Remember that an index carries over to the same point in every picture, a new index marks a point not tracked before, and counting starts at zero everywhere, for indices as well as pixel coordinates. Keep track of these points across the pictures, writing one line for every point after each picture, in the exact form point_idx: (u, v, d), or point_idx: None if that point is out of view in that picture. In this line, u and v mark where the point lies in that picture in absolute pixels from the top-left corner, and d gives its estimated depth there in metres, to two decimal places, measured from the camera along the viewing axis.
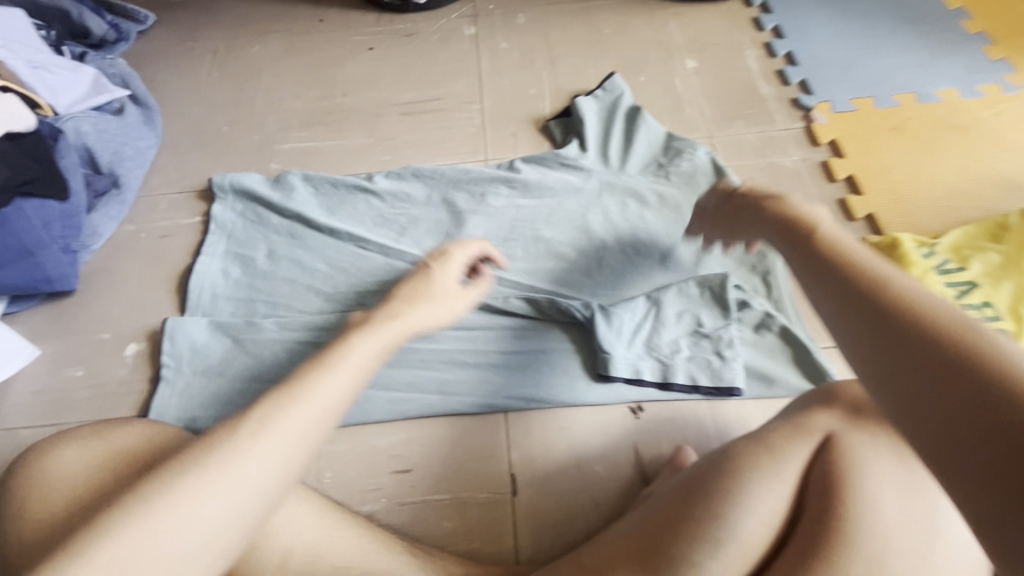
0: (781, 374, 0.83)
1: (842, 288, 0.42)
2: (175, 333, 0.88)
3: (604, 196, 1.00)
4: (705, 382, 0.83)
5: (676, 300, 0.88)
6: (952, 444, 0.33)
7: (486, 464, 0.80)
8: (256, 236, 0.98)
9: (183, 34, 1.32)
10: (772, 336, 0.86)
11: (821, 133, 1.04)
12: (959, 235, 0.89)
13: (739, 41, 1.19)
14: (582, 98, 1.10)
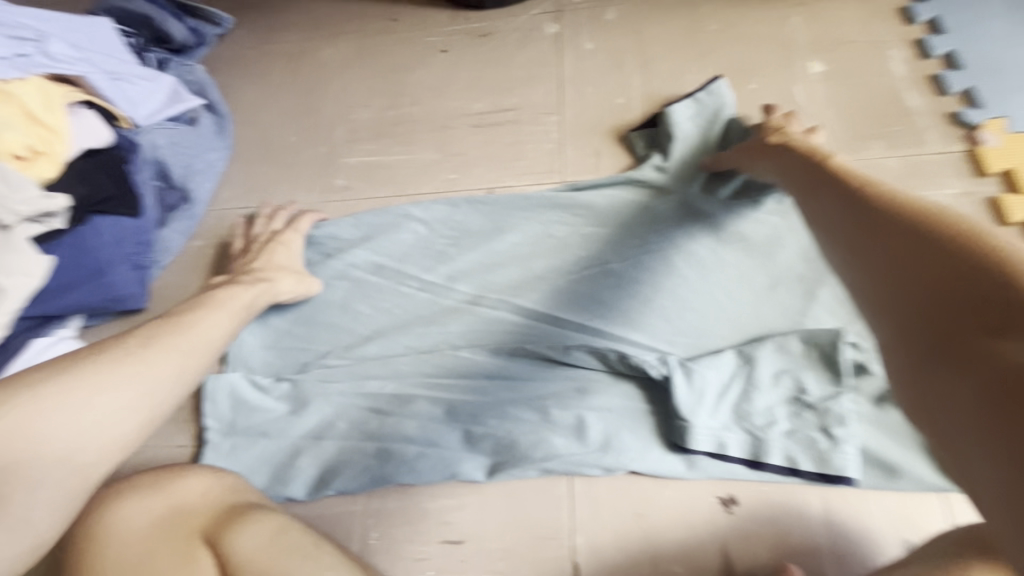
0: (908, 463, 0.66)
1: (898, 233, 0.50)
2: (215, 391, 0.83)
3: (684, 233, 0.84)
4: (807, 466, 0.67)
5: (773, 357, 0.72)
6: (970, 380, 0.40)
7: (545, 545, 0.70)
8: None
9: (259, 36, 1.29)
10: (898, 413, 0.69)
11: (991, 160, 0.83)
12: None
13: (882, 39, 0.97)
14: (677, 104, 0.93)
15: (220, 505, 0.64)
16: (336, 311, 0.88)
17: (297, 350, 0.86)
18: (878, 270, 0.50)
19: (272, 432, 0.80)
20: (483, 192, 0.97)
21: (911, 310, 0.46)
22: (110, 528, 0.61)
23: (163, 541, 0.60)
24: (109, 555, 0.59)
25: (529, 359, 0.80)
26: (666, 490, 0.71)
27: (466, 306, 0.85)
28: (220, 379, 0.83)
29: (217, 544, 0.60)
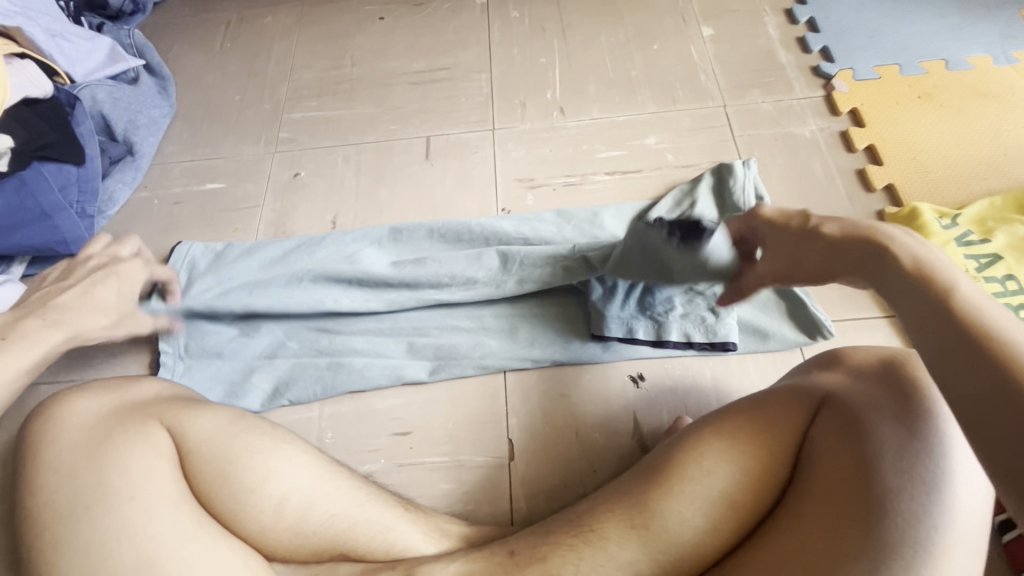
0: (775, 327, 0.81)
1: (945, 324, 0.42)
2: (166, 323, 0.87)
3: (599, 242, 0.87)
4: (698, 338, 0.81)
5: None
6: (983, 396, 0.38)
7: (484, 429, 0.80)
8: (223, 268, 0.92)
9: (198, 6, 1.33)
10: (765, 291, 0.84)
11: (842, 101, 1.00)
12: (984, 207, 0.84)
13: (759, 8, 1.15)
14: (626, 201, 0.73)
15: (176, 399, 0.69)
16: (275, 257, 0.93)
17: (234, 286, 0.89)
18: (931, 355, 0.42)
19: (226, 352, 0.85)
20: (421, 140, 1.07)
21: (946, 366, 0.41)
22: (62, 420, 0.63)
23: (116, 427, 0.63)
24: (62, 443, 0.62)
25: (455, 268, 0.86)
26: (586, 374, 0.82)
27: (391, 239, 0.93)
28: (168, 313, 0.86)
29: (173, 427, 0.65)
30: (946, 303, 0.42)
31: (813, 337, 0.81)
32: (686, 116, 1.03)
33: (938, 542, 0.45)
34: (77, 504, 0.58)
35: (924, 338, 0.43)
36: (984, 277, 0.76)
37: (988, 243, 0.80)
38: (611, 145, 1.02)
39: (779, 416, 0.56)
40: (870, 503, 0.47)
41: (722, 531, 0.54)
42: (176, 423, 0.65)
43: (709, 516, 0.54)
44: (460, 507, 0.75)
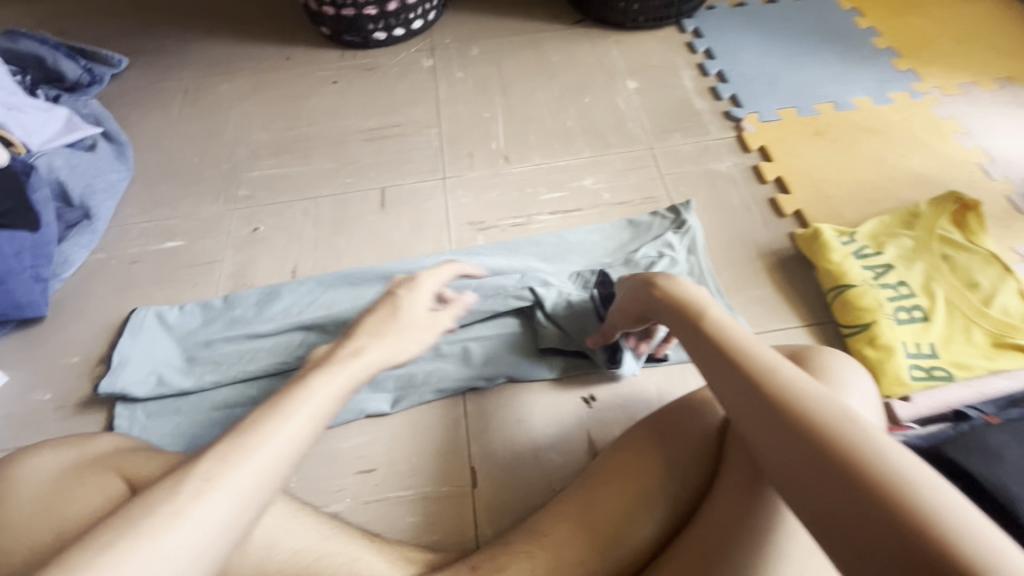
0: None
1: (787, 444, 0.43)
2: (117, 388, 0.86)
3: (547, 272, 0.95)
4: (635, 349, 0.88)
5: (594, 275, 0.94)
6: (862, 534, 0.37)
7: (447, 459, 0.83)
8: (190, 325, 0.95)
9: (155, 75, 1.38)
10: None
11: (751, 140, 1.14)
12: (877, 224, 0.96)
13: (675, 63, 1.30)
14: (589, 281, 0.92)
15: (127, 449, 0.66)
16: (240, 311, 0.97)
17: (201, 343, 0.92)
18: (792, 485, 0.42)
19: (185, 409, 0.87)
20: (376, 191, 1.13)
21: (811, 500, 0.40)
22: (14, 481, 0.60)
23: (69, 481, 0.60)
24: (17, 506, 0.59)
25: None
26: (542, 397, 0.88)
27: (347, 281, 0.98)
28: (121, 377, 0.87)
29: (128, 475, 0.61)
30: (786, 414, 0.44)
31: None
32: (618, 159, 1.14)
33: None
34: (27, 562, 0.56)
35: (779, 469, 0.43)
36: (880, 284, 0.87)
37: (881, 255, 0.91)
38: (553, 187, 1.11)
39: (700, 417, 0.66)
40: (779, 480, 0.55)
41: (656, 522, 0.60)
42: (133, 470, 0.61)
43: (641, 507, 0.61)
44: (427, 538, 0.77)
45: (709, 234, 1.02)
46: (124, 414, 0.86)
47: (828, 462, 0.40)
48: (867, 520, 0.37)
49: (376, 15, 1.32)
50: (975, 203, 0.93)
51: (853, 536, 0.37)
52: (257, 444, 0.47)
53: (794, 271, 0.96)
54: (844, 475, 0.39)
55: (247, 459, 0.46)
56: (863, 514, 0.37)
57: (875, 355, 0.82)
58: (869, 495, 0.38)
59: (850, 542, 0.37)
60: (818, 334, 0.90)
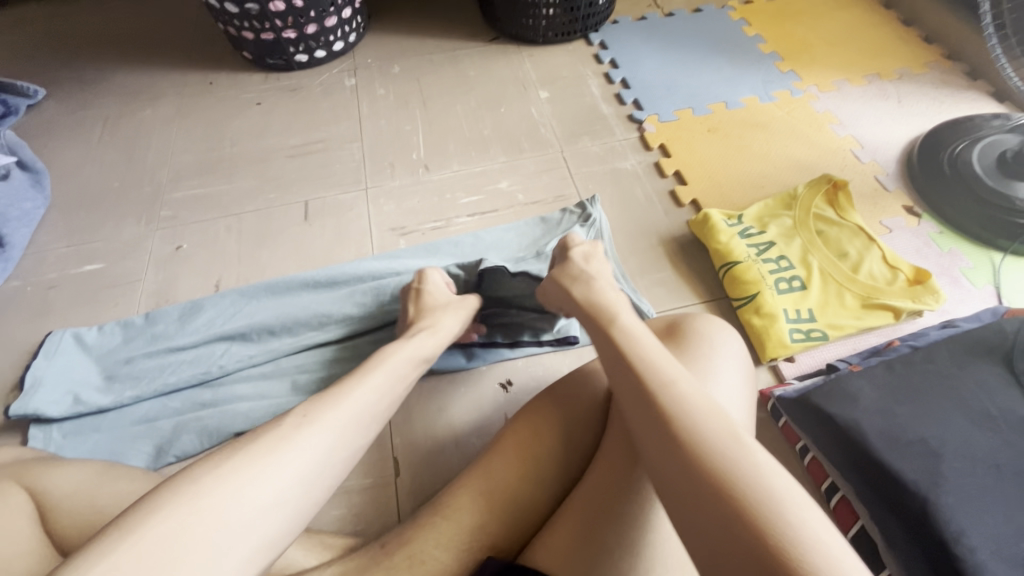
0: None
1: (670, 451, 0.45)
2: (30, 410, 0.85)
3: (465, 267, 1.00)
4: (547, 336, 0.93)
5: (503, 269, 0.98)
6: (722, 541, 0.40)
7: (370, 452, 0.85)
8: (110, 345, 0.95)
9: (74, 105, 1.39)
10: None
11: (652, 139, 1.23)
12: (761, 207, 1.05)
13: (583, 73, 1.40)
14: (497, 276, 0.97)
15: (30, 461, 0.68)
16: (161, 327, 0.97)
17: (121, 361, 0.92)
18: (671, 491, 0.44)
19: (104, 426, 0.86)
20: (299, 204, 1.16)
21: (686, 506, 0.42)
22: None
23: None
24: None
25: (330, 309, 0.95)
26: (461, 387, 0.91)
27: (269, 291, 1.00)
28: (35, 399, 0.86)
29: (32, 484, 0.63)
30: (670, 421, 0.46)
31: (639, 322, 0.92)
32: (532, 162, 1.21)
33: None
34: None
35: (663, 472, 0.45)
36: (763, 259, 0.96)
37: (765, 234, 1.00)
38: (471, 192, 1.17)
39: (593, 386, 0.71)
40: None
41: (551, 483, 0.66)
42: (34, 480, 0.63)
43: (536, 471, 0.66)
44: (350, 528, 0.79)
45: (615, 225, 1.09)
46: (38, 436, 0.85)
47: (706, 480, 0.42)
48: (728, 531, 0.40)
49: (295, 38, 1.36)
50: (843, 183, 1.04)
51: (714, 542, 0.40)
52: (298, 435, 0.49)
53: (692, 253, 1.04)
54: (711, 487, 0.42)
55: (284, 450, 0.47)
56: (727, 523, 0.40)
57: (761, 322, 0.90)
58: (730, 517, 0.40)
59: (709, 549, 0.40)
60: (714, 309, 0.97)
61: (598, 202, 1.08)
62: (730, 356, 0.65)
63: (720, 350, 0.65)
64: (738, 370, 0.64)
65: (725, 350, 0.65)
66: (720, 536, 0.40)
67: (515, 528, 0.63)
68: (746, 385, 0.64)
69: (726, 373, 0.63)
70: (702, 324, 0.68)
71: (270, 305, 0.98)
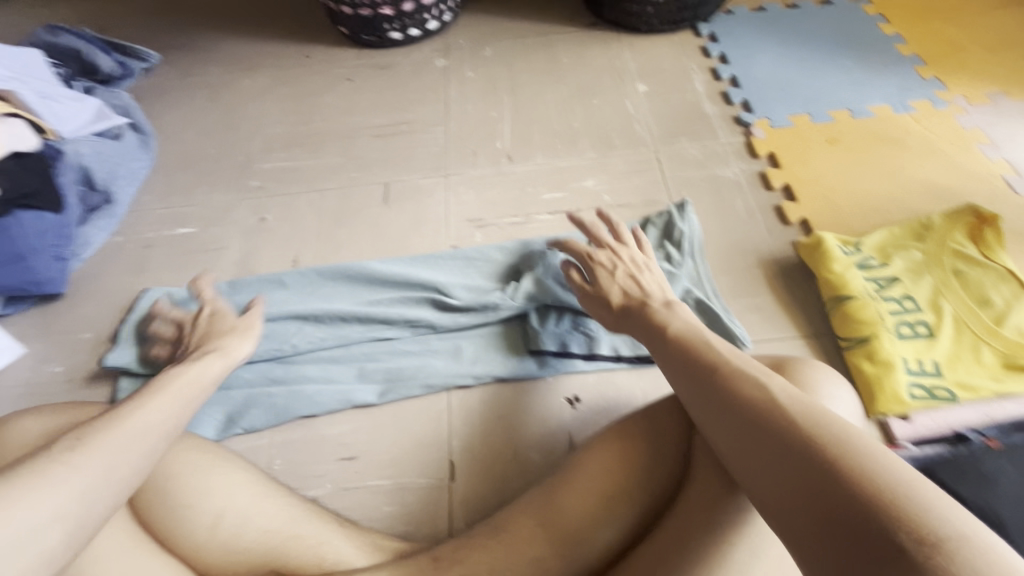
0: None
1: (743, 429, 0.45)
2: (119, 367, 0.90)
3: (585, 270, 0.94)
4: (627, 352, 0.88)
5: None
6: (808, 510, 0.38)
7: (428, 451, 0.84)
8: (190, 309, 0.99)
9: (183, 71, 1.45)
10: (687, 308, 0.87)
11: (760, 147, 1.11)
12: (886, 235, 0.92)
13: (687, 67, 1.28)
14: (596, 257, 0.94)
15: None
16: (238, 297, 0.99)
17: None
18: (754, 473, 0.43)
19: None
20: (380, 186, 1.15)
21: (770, 481, 0.41)
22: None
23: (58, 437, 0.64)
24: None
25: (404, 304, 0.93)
26: (525, 397, 0.87)
27: (344, 274, 0.98)
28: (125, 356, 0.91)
29: None
30: (736, 403, 0.46)
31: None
32: (622, 161, 1.13)
33: None
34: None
35: (742, 458, 0.44)
36: (882, 297, 0.84)
37: (887, 267, 0.87)
38: (554, 188, 1.11)
39: (668, 415, 0.64)
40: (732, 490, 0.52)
41: (618, 525, 0.59)
42: None
43: (606, 512, 0.59)
44: (401, 528, 0.77)
45: (708, 240, 1.00)
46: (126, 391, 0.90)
47: (784, 446, 0.41)
48: (817, 492, 0.38)
49: (391, 15, 1.34)
50: (993, 217, 0.88)
51: (802, 509, 0.38)
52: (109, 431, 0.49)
53: (795, 280, 0.93)
54: (795, 454, 0.40)
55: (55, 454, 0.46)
56: (807, 487, 0.38)
57: (873, 371, 0.79)
58: (820, 477, 0.38)
59: (802, 515, 0.38)
60: (815, 347, 0.86)
61: (690, 216, 0.97)
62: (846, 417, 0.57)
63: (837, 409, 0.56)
64: None
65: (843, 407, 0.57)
66: (802, 506, 0.38)
67: (573, 570, 0.58)
68: None
69: None
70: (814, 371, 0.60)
71: (339, 292, 0.97)
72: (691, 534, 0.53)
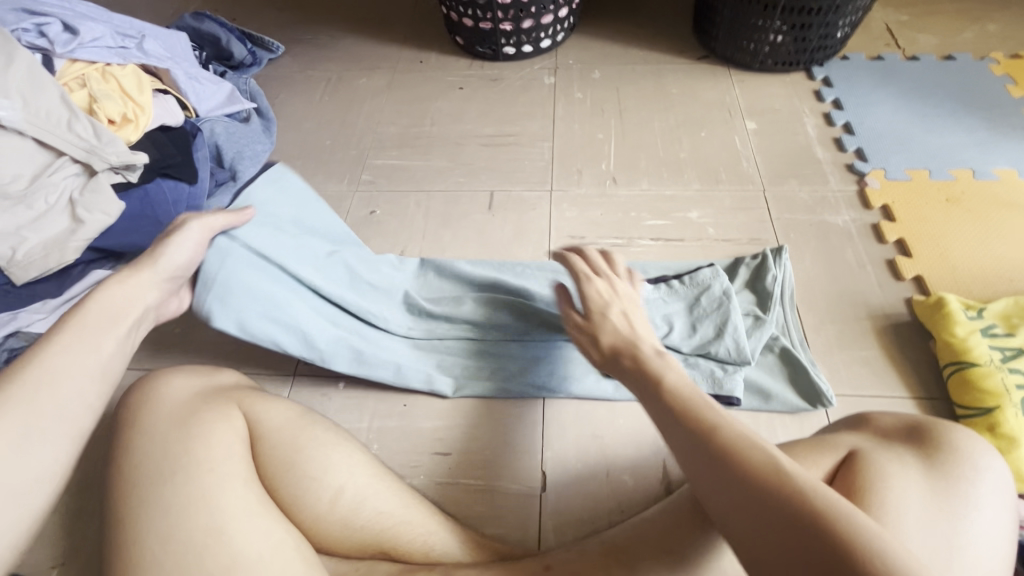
0: (778, 390, 0.86)
1: (749, 509, 0.42)
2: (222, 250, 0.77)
3: (675, 306, 0.93)
4: (705, 389, 0.85)
5: (692, 299, 0.93)
6: None
7: (520, 458, 0.85)
8: (309, 220, 0.93)
9: (304, 64, 1.54)
10: (773, 357, 0.90)
11: (874, 197, 1.09)
12: (1010, 304, 0.89)
13: (799, 109, 1.28)
14: (681, 299, 0.93)
15: (246, 387, 0.75)
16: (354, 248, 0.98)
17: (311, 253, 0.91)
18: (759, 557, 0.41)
19: (262, 297, 0.83)
20: (485, 194, 1.19)
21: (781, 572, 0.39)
22: (149, 390, 0.68)
23: (197, 398, 0.69)
24: (144, 412, 0.66)
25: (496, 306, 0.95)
26: (619, 418, 0.88)
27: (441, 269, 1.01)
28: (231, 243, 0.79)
29: (248, 410, 0.70)
30: (741, 475, 0.43)
31: (814, 405, 0.85)
32: (728, 197, 1.13)
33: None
34: (139, 473, 0.61)
35: (744, 540, 0.42)
36: (1009, 368, 0.81)
37: (1013, 337, 0.84)
38: (657, 215, 1.12)
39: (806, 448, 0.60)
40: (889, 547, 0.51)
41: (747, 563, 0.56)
42: (250, 407, 0.70)
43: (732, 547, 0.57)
44: (492, 530, 0.79)
45: (815, 285, 0.99)
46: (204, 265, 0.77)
47: (799, 533, 0.39)
48: None
49: (510, 31, 1.39)
50: None
51: None
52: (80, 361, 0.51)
53: (907, 339, 0.91)
54: (816, 541, 0.39)
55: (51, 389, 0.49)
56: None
57: (994, 444, 0.76)
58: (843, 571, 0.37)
59: None
60: (927, 410, 0.84)
61: (785, 262, 0.97)
62: (994, 486, 0.55)
63: (981, 474, 0.55)
64: (1007, 526, 0.54)
65: (992, 477, 0.55)
66: None
67: None
68: (1005, 523, 0.54)
69: (982, 505, 0.53)
70: (958, 433, 0.59)
71: (454, 280, 1.00)
72: None
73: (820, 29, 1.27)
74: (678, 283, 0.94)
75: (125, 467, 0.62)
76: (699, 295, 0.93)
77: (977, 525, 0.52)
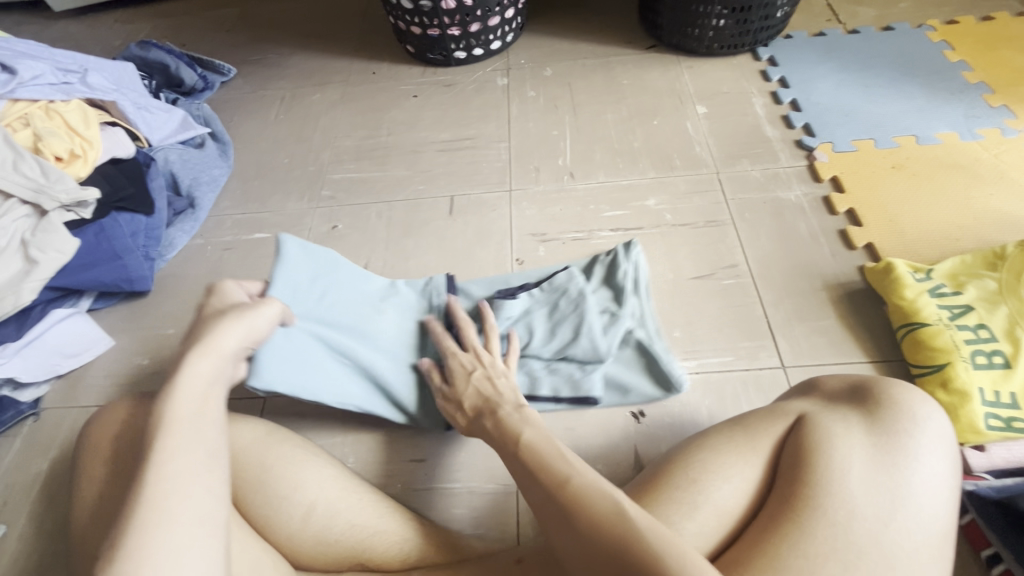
0: (634, 383, 0.88)
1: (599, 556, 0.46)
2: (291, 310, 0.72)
3: (533, 312, 0.91)
4: (567, 394, 0.86)
5: (560, 305, 0.91)
6: None
7: (495, 457, 0.86)
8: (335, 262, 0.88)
9: (257, 84, 1.53)
10: (629, 350, 0.91)
11: (823, 170, 1.12)
12: (956, 263, 0.92)
13: (747, 90, 1.30)
14: (557, 307, 0.91)
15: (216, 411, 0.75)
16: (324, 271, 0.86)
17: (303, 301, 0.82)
18: None
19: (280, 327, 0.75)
20: (445, 199, 1.20)
21: None
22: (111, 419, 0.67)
23: None
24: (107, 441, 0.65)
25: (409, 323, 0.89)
26: (589, 409, 0.88)
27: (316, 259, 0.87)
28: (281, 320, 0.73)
29: None
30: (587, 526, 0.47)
31: (668, 390, 0.88)
32: (683, 182, 1.15)
33: (896, 535, 0.52)
34: (99, 501, 0.60)
35: None
36: (956, 325, 0.83)
37: (960, 295, 0.87)
38: (615, 206, 1.13)
39: (755, 421, 0.64)
40: (837, 508, 0.53)
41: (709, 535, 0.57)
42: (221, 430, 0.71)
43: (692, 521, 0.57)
44: (472, 529, 0.80)
45: (771, 261, 1.01)
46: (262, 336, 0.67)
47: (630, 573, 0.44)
48: None
49: (458, 35, 1.40)
50: None
51: None
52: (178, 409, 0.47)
53: (862, 305, 0.94)
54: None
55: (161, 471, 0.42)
56: None
57: (947, 399, 0.78)
58: None
59: None
60: (884, 372, 0.87)
61: (635, 254, 0.98)
62: (935, 438, 0.58)
63: (922, 429, 0.58)
64: (952, 479, 0.56)
65: (933, 432, 0.58)
66: None
67: None
68: (951, 475, 0.57)
69: (925, 458, 0.56)
70: (901, 392, 0.61)
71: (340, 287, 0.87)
72: (794, 548, 0.52)
73: (760, 10, 1.29)
74: (537, 290, 0.93)
75: (89, 501, 0.61)
76: (550, 301, 0.92)
77: (923, 480, 0.55)
